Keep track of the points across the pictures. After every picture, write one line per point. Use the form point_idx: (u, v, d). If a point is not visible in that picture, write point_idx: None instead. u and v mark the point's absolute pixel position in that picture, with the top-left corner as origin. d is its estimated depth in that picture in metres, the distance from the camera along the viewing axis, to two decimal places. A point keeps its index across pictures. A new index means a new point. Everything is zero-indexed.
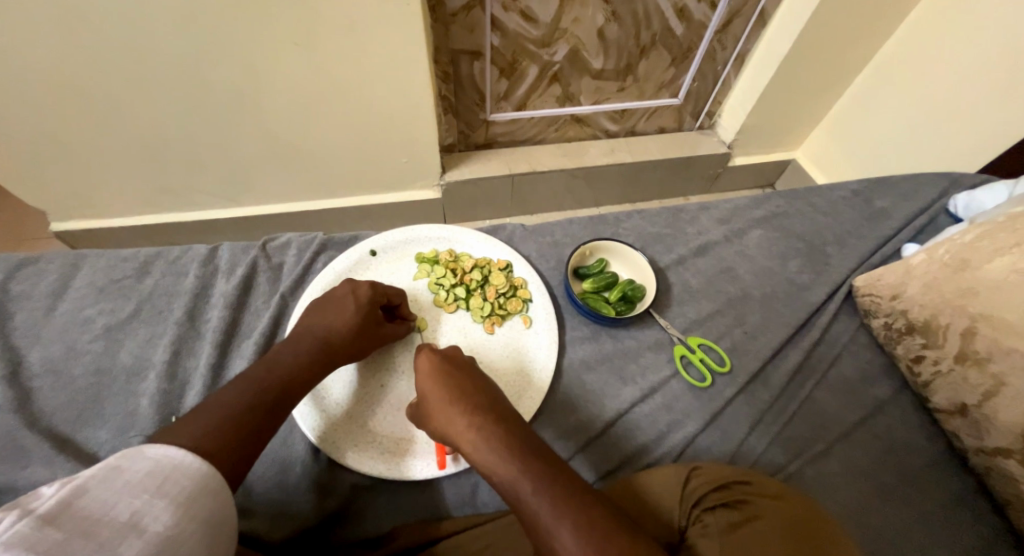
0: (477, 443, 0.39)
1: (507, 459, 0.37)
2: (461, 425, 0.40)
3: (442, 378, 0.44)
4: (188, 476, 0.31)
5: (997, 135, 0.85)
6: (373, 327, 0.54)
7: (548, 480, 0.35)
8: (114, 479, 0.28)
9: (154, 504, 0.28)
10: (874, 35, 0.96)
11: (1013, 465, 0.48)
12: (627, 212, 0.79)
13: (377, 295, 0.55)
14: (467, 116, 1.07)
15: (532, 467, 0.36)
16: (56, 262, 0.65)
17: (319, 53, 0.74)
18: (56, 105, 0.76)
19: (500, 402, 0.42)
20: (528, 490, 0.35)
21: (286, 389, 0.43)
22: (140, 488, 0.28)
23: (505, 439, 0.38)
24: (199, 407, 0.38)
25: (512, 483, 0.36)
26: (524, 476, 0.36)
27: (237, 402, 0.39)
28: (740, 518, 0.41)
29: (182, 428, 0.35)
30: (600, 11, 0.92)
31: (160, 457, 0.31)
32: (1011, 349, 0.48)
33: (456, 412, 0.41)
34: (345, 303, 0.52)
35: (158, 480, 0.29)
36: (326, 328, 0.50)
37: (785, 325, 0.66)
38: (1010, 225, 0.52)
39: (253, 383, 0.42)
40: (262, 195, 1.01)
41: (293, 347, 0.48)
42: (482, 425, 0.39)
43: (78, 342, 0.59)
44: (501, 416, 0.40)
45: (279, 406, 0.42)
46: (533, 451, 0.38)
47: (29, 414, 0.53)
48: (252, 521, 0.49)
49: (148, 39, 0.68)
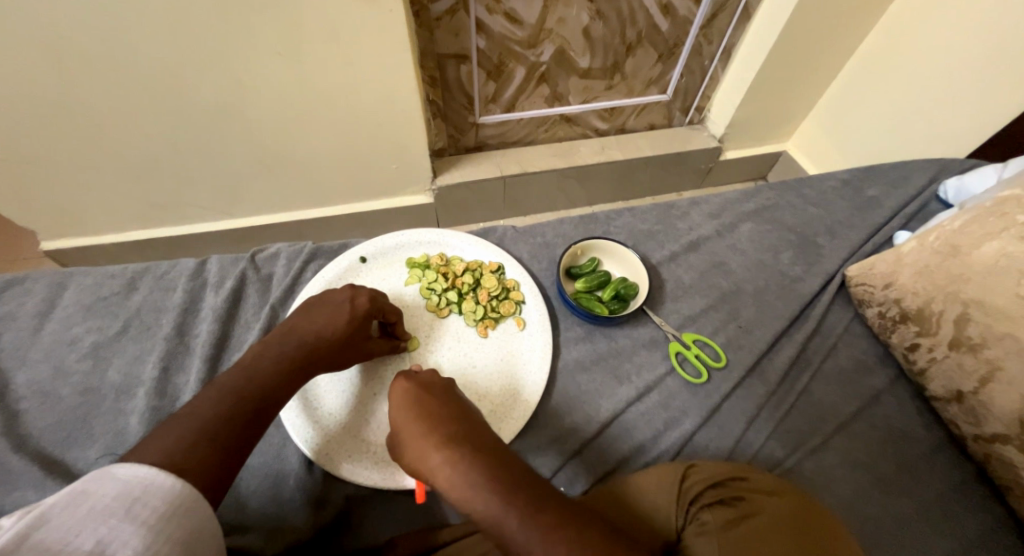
0: (452, 479, 0.37)
1: (489, 495, 0.35)
2: (436, 462, 0.38)
3: (411, 412, 0.42)
4: (160, 497, 0.30)
5: (985, 119, 0.86)
6: (361, 340, 0.53)
7: (534, 513, 0.34)
8: (77, 506, 0.28)
9: (122, 529, 0.27)
10: (859, 24, 0.96)
11: (1012, 451, 0.47)
12: (618, 211, 0.78)
13: (374, 308, 0.54)
14: (457, 119, 1.07)
15: (515, 502, 0.35)
16: (43, 281, 0.65)
17: (303, 63, 0.74)
18: (38, 122, 0.76)
19: (474, 427, 0.40)
20: (515, 529, 0.34)
21: (266, 398, 0.43)
22: (107, 514, 0.28)
23: (482, 471, 0.36)
24: (175, 417, 0.38)
25: (497, 523, 0.34)
26: (508, 512, 0.34)
27: (216, 414, 0.39)
28: (737, 515, 0.40)
29: (158, 442, 0.35)
30: (584, 9, 0.92)
31: (129, 477, 0.30)
32: (1004, 334, 0.47)
33: (429, 447, 0.39)
34: (338, 312, 0.51)
35: (126, 503, 0.29)
36: (314, 333, 0.49)
37: (779, 318, 0.66)
38: (999, 209, 0.52)
39: (232, 392, 0.41)
40: (252, 207, 1.01)
41: (276, 351, 0.47)
42: (455, 462, 0.37)
43: (65, 362, 0.59)
44: (474, 445, 0.38)
45: (259, 418, 0.41)
46: (514, 481, 0.36)
47: (16, 437, 0.52)
48: (247, 537, 0.49)
49: (128, 53, 0.68)
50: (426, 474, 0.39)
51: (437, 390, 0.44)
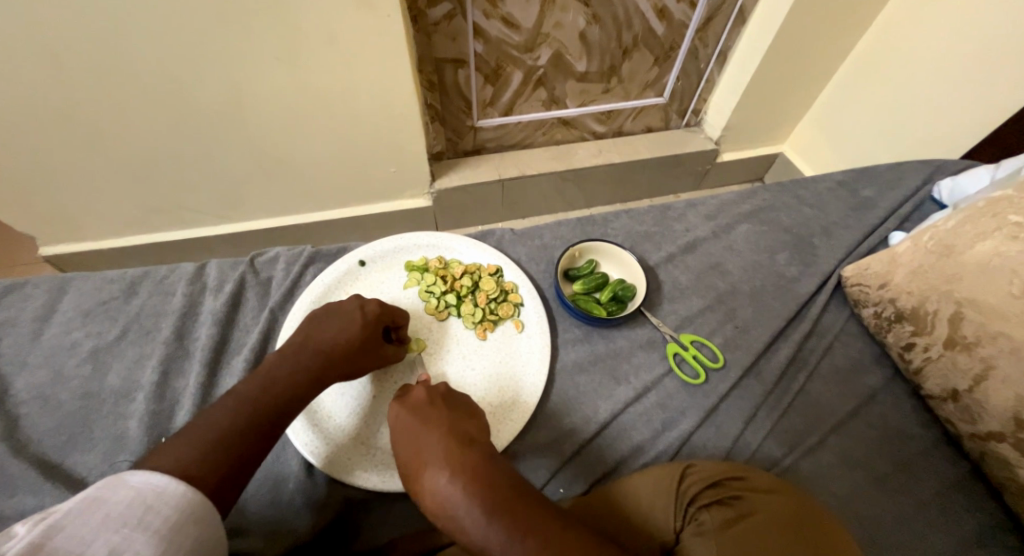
0: (441, 498, 0.36)
1: (473, 517, 0.35)
2: (428, 479, 0.38)
3: (406, 425, 0.42)
4: (172, 506, 0.30)
5: (979, 119, 0.86)
6: (376, 347, 0.53)
7: (518, 531, 0.33)
8: (91, 513, 0.28)
9: (135, 539, 0.28)
10: (853, 26, 0.97)
11: (1007, 448, 0.48)
12: (615, 213, 0.79)
13: (384, 313, 0.54)
14: (455, 123, 1.07)
15: (499, 522, 0.34)
16: (43, 286, 0.65)
17: (302, 67, 0.75)
18: (38, 128, 0.76)
19: (466, 440, 0.40)
20: (500, 549, 0.33)
21: (280, 407, 0.43)
22: (120, 522, 0.28)
23: (469, 488, 0.36)
24: (191, 426, 0.38)
25: (482, 543, 0.34)
26: (493, 531, 0.34)
27: (229, 424, 0.39)
28: (734, 515, 0.41)
29: (172, 453, 0.36)
30: (581, 14, 0.93)
31: (142, 485, 0.31)
32: (998, 333, 0.48)
33: (421, 460, 0.39)
34: (351, 319, 0.51)
35: (140, 511, 0.29)
36: (328, 342, 0.49)
37: (776, 318, 0.66)
38: (991, 209, 0.52)
39: (245, 401, 0.42)
40: (251, 212, 1.01)
41: (290, 362, 0.47)
42: (444, 479, 0.37)
43: (64, 366, 0.59)
44: (463, 459, 0.38)
45: (272, 426, 0.42)
46: (499, 499, 0.35)
47: (16, 442, 0.53)
48: (247, 540, 0.49)
49: (127, 58, 0.68)
50: (417, 490, 0.39)
51: (433, 401, 0.45)
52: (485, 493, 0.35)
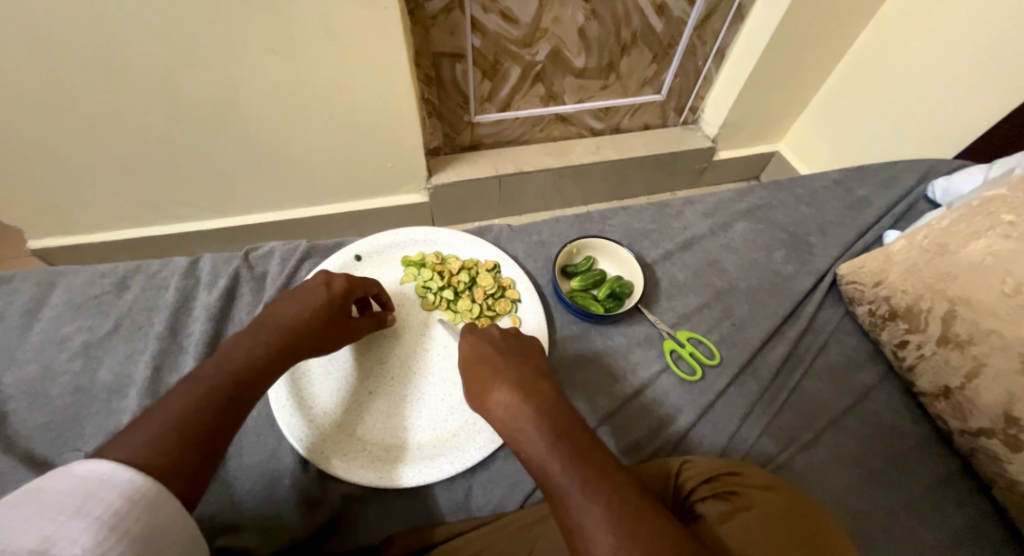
0: (512, 412, 0.41)
1: (540, 439, 0.38)
2: (498, 396, 0.43)
3: (485, 353, 0.48)
4: (117, 493, 0.30)
5: (972, 120, 0.87)
6: (342, 321, 0.53)
7: (578, 459, 0.36)
8: (27, 505, 0.28)
9: (70, 526, 0.27)
10: (850, 26, 0.97)
11: (998, 444, 0.48)
12: (613, 210, 0.79)
13: (352, 287, 0.55)
14: (452, 118, 1.07)
15: (560, 446, 0.37)
16: (32, 279, 0.64)
17: (298, 59, 0.74)
18: (25, 118, 0.75)
19: (537, 376, 0.44)
20: (557, 467, 0.36)
21: (241, 386, 0.42)
22: (57, 510, 0.28)
23: (542, 414, 0.40)
24: (145, 414, 0.37)
25: (543, 460, 0.37)
26: (553, 454, 0.37)
27: (187, 407, 0.38)
28: (732, 508, 0.42)
29: (124, 440, 0.34)
30: (579, 9, 0.93)
31: (87, 473, 0.30)
32: (990, 330, 0.48)
33: (496, 382, 0.44)
34: (314, 294, 0.51)
35: (79, 499, 0.28)
36: (291, 317, 0.49)
37: (772, 316, 0.67)
38: (984, 209, 0.53)
39: (203, 384, 0.41)
40: (246, 205, 1.00)
41: (252, 339, 0.46)
42: (516, 397, 0.41)
43: (55, 361, 0.58)
44: (537, 392, 0.42)
45: (234, 407, 0.41)
46: (565, 430, 0.39)
47: (4, 438, 0.52)
48: (241, 537, 0.49)
49: (118, 48, 0.67)
50: (486, 405, 0.43)
51: (513, 341, 0.50)
52: (553, 421, 0.39)
